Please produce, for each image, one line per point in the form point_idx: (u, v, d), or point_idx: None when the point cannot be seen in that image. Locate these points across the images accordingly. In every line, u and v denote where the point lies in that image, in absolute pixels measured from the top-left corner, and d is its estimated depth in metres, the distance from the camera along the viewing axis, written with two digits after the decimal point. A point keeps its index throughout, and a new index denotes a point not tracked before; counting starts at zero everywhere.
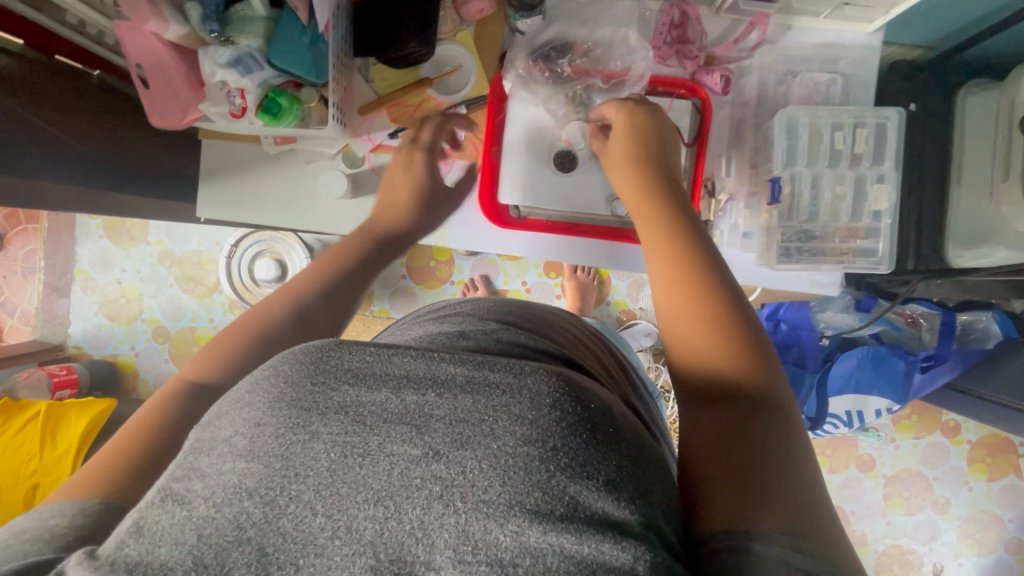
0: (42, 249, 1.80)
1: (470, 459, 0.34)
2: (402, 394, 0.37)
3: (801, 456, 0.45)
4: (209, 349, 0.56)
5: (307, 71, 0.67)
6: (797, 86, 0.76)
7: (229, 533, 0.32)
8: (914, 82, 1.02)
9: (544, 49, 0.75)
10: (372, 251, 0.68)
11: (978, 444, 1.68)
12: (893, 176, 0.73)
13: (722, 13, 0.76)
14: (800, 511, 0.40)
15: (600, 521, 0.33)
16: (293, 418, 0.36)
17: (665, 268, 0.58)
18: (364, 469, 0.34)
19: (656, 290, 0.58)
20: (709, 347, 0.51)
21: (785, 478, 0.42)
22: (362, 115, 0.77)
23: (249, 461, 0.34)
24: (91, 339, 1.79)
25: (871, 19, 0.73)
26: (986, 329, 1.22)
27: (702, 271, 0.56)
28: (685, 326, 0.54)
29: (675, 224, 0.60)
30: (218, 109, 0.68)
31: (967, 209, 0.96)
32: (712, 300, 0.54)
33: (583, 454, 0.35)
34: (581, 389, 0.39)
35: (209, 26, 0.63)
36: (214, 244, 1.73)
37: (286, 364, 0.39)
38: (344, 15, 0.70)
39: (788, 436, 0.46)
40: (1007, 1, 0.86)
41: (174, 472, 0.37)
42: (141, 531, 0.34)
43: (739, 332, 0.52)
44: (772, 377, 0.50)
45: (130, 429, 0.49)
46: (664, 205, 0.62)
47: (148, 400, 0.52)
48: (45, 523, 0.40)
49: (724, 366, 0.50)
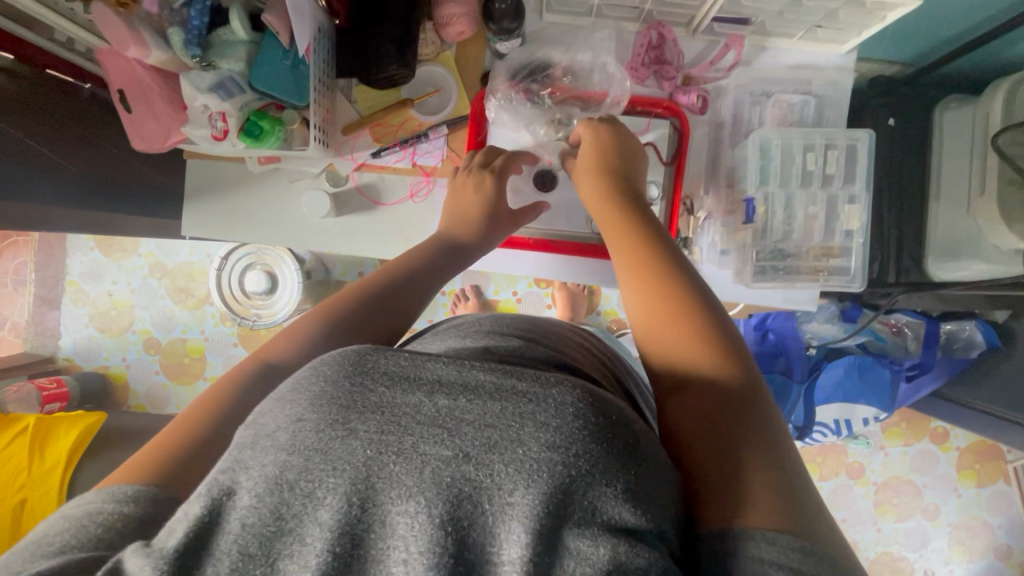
0: (32, 261, 1.80)
1: (498, 463, 0.35)
2: (434, 398, 0.37)
3: (790, 458, 0.45)
4: (285, 333, 0.59)
5: (289, 93, 0.68)
6: (771, 107, 0.77)
7: (271, 524, 0.34)
8: (895, 95, 1.01)
9: (524, 72, 0.77)
10: (434, 260, 0.68)
11: (966, 451, 1.69)
12: (863, 197, 0.75)
13: (699, 35, 0.77)
14: (790, 509, 0.41)
15: (616, 527, 0.35)
16: (332, 415, 0.36)
17: (637, 279, 0.59)
18: (398, 466, 0.34)
19: (629, 302, 0.59)
20: (679, 352, 0.52)
21: (776, 477, 0.43)
22: (345, 135, 0.78)
23: (289, 454, 0.35)
24: (83, 351, 1.79)
25: (842, 42, 0.74)
26: (969, 338, 1.23)
27: (670, 278, 0.57)
28: (657, 334, 0.55)
29: (649, 236, 0.61)
30: (200, 132, 0.69)
31: (946, 223, 0.97)
32: (682, 305, 0.55)
33: (604, 462, 0.36)
34: (604, 399, 0.39)
35: (190, 50, 0.65)
36: (205, 255, 1.73)
37: (325, 364, 0.39)
38: (325, 41, 0.70)
39: (772, 438, 0.46)
40: (979, 21, 0.88)
41: (221, 465, 0.37)
42: (191, 521, 0.35)
43: (711, 335, 0.52)
44: (751, 380, 0.50)
45: (200, 405, 0.51)
46: (637, 217, 0.64)
47: (226, 375, 0.54)
48: (117, 509, 0.41)
49: (697, 370, 0.50)
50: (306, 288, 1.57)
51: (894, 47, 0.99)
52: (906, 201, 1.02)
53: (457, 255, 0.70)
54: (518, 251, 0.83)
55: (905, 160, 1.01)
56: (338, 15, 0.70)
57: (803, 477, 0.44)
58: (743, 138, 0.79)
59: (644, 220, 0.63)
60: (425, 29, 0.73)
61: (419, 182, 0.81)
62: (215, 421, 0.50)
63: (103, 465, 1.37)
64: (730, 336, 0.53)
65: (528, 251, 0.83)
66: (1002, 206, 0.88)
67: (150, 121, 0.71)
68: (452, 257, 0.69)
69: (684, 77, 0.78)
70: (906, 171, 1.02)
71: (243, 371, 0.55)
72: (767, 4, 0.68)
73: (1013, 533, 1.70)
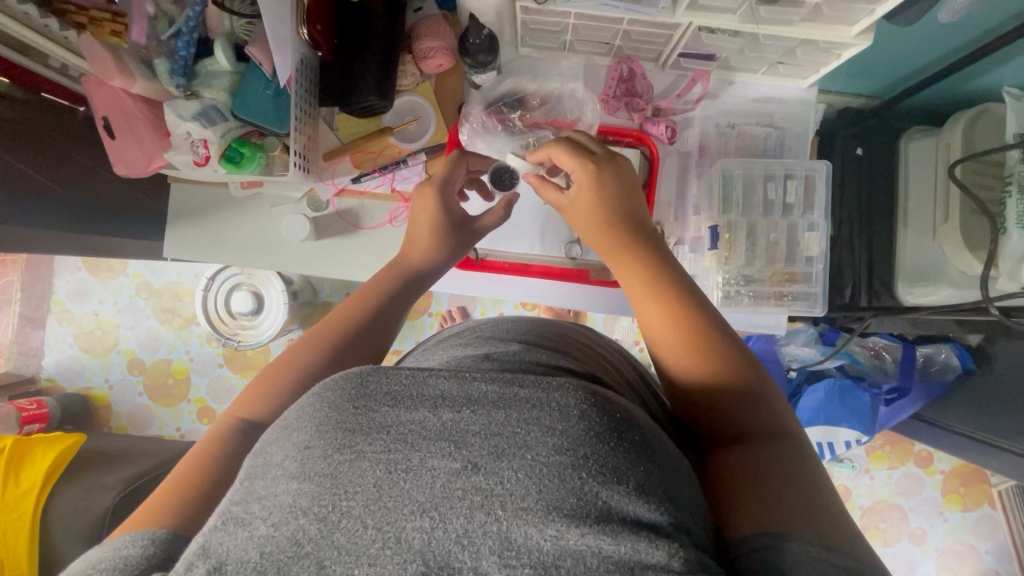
0: (19, 281, 1.79)
1: (508, 471, 0.36)
2: (438, 412, 0.39)
3: (815, 465, 0.48)
4: (258, 385, 0.60)
5: (270, 122, 0.71)
6: (735, 139, 0.81)
7: (288, 549, 0.34)
8: (863, 126, 1.05)
9: (498, 103, 0.80)
10: (399, 289, 0.70)
11: (951, 474, 1.69)
12: (823, 224, 0.78)
13: (667, 69, 0.80)
14: (825, 518, 0.42)
15: (634, 523, 0.35)
16: (340, 439, 0.38)
17: (648, 301, 0.62)
18: (408, 483, 0.36)
19: (642, 320, 0.62)
20: (693, 376, 0.56)
21: (807, 490, 0.45)
22: (326, 161, 0.80)
23: (301, 481, 0.36)
24: (66, 372, 1.78)
25: (804, 77, 0.78)
26: (946, 361, 1.24)
27: (684, 299, 0.60)
28: (672, 355, 0.58)
29: (653, 260, 0.64)
30: (183, 157, 0.71)
31: (913, 249, 0.99)
32: (699, 328, 0.58)
33: (612, 460, 0.37)
34: (607, 398, 0.40)
35: (175, 79, 0.68)
36: (193, 275, 1.74)
37: (328, 390, 0.41)
38: (307, 71, 0.73)
39: (797, 449, 0.49)
40: (934, 58, 0.92)
41: (234, 497, 0.38)
42: (207, 552, 0.35)
43: (726, 361, 0.56)
44: (769, 400, 0.54)
45: (186, 468, 0.53)
46: (637, 241, 0.65)
47: (203, 436, 0.56)
48: (119, 553, 0.42)
49: (715, 395, 0.54)
50: (292, 309, 1.57)
51: (857, 81, 1.03)
52: (876, 227, 1.05)
53: (420, 281, 0.72)
54: (495, 275, 0.85)
55: (872, 189, 1.05)
56: (320, 47, 0.72)
57: (824, 476, 0.48)
58: (708, 167, 0.82)
59: (644, 243, 0.65)
60: (405, 61, 0.76)
61: (398, 207, 0.83)
62: (207, 477, 0.52)
63: (75, 488, 1.33)
64: (743, 354, 0.57)
65: (505, 275, 0.85)
66: (964, 233, 0.90)
67: (133, 147, 0.73)
68: (415, 284, 0.71)
69: (653, 109, 0.81)
70: (874, 199, 1.05)
71: (219, 432, 0.56)
72: (728, 42, 0.71)
73: (1000, 559, 1.69)
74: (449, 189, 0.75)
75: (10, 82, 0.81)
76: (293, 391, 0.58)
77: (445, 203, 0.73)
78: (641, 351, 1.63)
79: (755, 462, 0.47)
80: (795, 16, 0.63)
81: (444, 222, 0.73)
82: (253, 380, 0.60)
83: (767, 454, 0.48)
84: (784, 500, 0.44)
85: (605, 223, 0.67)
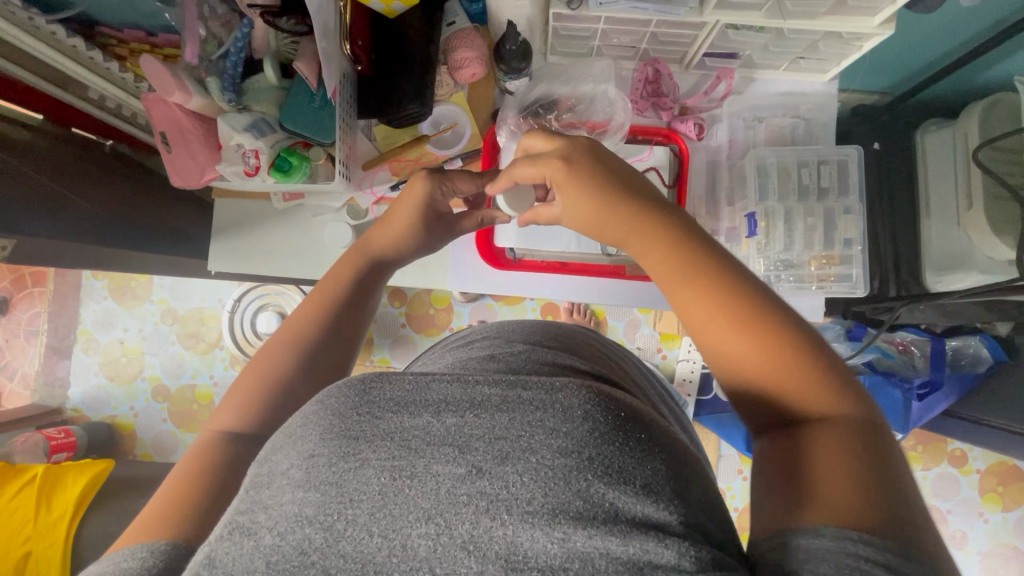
0: (46, 312, 1.82)
1: (513, 475, 0.35)
2: (442, 417, 0.37)
3: (886, 439, 0.43)
4: (239, 390, 0.56)
5: (316, 131, 0.75)
6: (764, 130, 0.84)
7: (294, 559, 0.33)
8: (877, 122, 1.08)
9: (533, 107, 0.82)
10: (365, 271, 0.69)
11: (987, 473, 1.65)
12: (858, 207, 0.80)
13: (691, 69, 0.84)
14: (883, 504, 0.37)
15: (642, 523, 0.34)
16: (343, 447, 0.36)
17: (688, 292, 0.51)
18: (414, 490, 0.34)
19: (681, 313, 0.52)
20: (760, 379, 0.47)
21: (870, 472, 0.39)
22: (366, 170, 0.84)
23: (306, 490, 0.35)
24: (91, 401, 1.79)
25: (826, 70, 0.81)
26: (976, 354, 1.24)
27: (735, 283, 0.50)
28: (732, 355, 0.48)
29: (679, 239, 0.53)
30: (234, 168, 0.75)
31: (938, 238, 1.01)
32: (762, 318, 0.47)
33: (618, 459, 0.35)
34: (613, 396, 0.39)
35: (226, 95, 0.73)
36: (216, 300, 1.75)
37: (330, 397, 0.39)
38: (349, 86, 0.76)
39: (874, 429, 0.43)
40: (945, 53, 0.95)
41: (239, 505, 0.37)
42: (213, 563, 0.34)
43: (800, 356, 0.46)
44: (851, 387, 0.45)
45: (178, 482, 0.48)
46: (649, 218, 0.55)
47: (185, 453, 0.51)
48: (118, 566, 0.39)
49: (789, 396, 0.45)
50: None
51: (871, 78, 1.05)
52: (899, 217, 1.07)
53: (384, 263, 0.71)
54: (531, 273, 0.90)
55: (891, 181, 1.08)
56: (360, 62, 0.74)
57: (895, 450, 0.42)
58: (739, 158, 0.85)
59: (656, 210, 0.56)
60: (440, 73, 0.80)
61: None
62: (210, 484, 0.48)
63: (106, 517, 1.33)
64: (815, 338, 0.47)
65: (541, 272, 0.89)
66: (990, 218, 0.91)
67: (186, 159, 0.76)
68: (380, 267, 0.70)
69: (680, 107, 0.84)
70: (894, 191, 1.07)
71: (197, 446, 0.52)
72: (754, 38, 0.74)
73: None
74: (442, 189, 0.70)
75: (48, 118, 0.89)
76: (288, 378, 0.56)
77: (433, 197, 0.69)
78: (664, 358, 1.63)
79: (811, 451, 0.42)
80: (819, 9, 0.66)
81: (425, 216, 0.71)
82: (232, 387, 0.57)
83: (832, 439, 0.42)
84: (829, 492, 0.39)
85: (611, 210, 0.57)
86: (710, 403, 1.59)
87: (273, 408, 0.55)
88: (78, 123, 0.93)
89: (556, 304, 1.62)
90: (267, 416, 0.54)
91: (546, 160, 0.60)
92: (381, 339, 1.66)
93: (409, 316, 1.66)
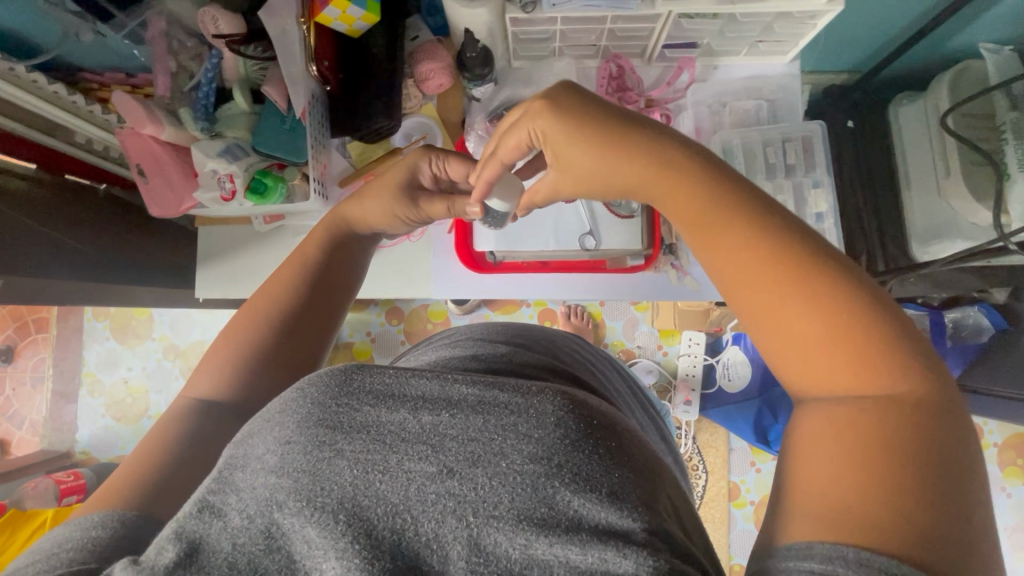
0: (51, 358, 1.84)
1: (482, 476, 0.34)
2: (418, 414, 0.37)
3: (959, 423, 0.35)
4: (210, 359, 0.57)
5: (289, 152, 0.77)
6: (728, 115, 0.86)
7: (260, 542, 0.33)
8: (849, 101, 1.09)
9: (498, 111, 0.85)
10: (322, 236, 0.68)
11: (1005, 447, 1.56)
12: (827, 181, 0.82)
13: (654, 62, 0.86)
14: (921, 510, 0.31)
15: (605, 532, 0.33)
16: (319, 436, 0.36)
17: (722, 249, 0.43)
18: (384, 484, 0.34)
19: (716, 275, 0.44)
20: (817, 354, 0.38)
21: (915, 475, 0.32)
22: (342, 187, 0.86)
23: (278, 476, 0.35)
24: (99, 443, 1.80)
25: (785, 52, 0.82)
26: (976, 323, 1.25)
27: (782, 231, 0.41)
28: (783, 319, 0.39)
29: (718, 181, 0.45)
30: (210, 194, 0.77)
31: (921, 208, 1.01)
32: (816, 270, 0.39)
33: (588, 468, 0.35)
34: (587, 403, 0.39)
35: (199, 123, 0.76)
36: (216, 332, 1.77)
37: (311, 386, 0.39)
38: (319, 105, 0.79)
39: (941, 408, 0.35)
40: (904, 29, 0.96)
41: (210, 484, 0.37)
42: (181, 537, 0.35)
43: (862, 318, 0.37)
44: (924, 358, 0.37)
45: (142, 452, 0.49)
46: (680, 159, 0.47)
47: (155, 425, 0.52)
48: (89, 534, 0.40)
49: (846, 375, 0.37)
50: None
51: (837, 58, 1.07)
52: (880, 192, 1.07)
53: (356, 237, 0.70)
54: (514, 273, 0.92)
55: (868, 156, 1.08)
56: (329, 82, 0.77)
57: (967, 439, 0.34)
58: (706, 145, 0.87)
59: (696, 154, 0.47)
60: (407, 86, 0.82)
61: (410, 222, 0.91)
62: (178, 456, 0.49)
63: None
64: (883, 297, 0.39)
65: (524, 273, 0.92)
66: (968, 184, 0.91)
67: (164, 189, 0.79)
68: (347, 239, 0.69)
69: (646, 100, 0.86)
70: (873, 166, 1.08)
71: (169, 415, 0.53)
72: (708, 25, 0.75)
73: None
74: (430, 163, 0.70)
75: (41, 167, 0.88)
76: (262, 341, 0.57)
77: (413, 165, 0.69)
78: (665, 355, 1.62)
79: (829, 437, 0.35)
80: None
81: (401, 184, 0.68)
82: (206, 354, 0.58)
83: (856, 423, 0.35)
84: (840, 490, 0.33)
85: (631, 152, 0.48)
86: (713, 397, 1.59)
87: (233, 375, 0.55)
88: (71, 168, 0.93)
89: (552, 309, 1.62)
90: (229, 387, 0.54)
91: (526, 113, 0.53)
92: (381, 358, 1.66)
93: (408, 332, 1.67)
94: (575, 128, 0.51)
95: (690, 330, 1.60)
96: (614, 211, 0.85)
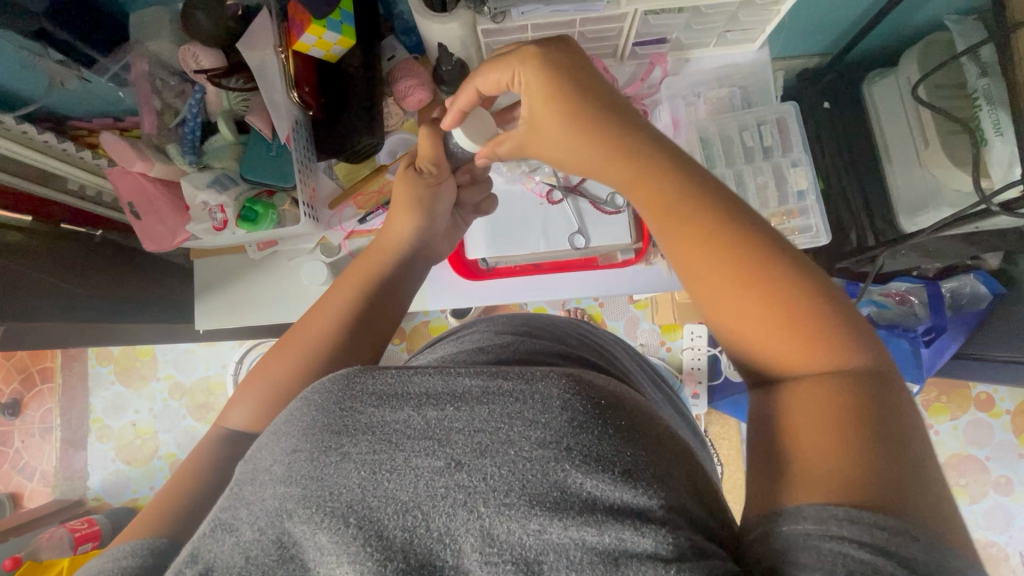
0: (58, 408, 1.83)
1: (491, 467, 0.34)
2: (423, 411, 0.37)
3: (895, 386, 0.39)
4: (251, 384, 0.57)
5: (277, 177, 0.79)
6: (704, 104, 0.90)
7: (273, 552, 0.34)
8: (822, 83, 1.11)
9: None
10: (391, 260, 0.68)
11: (1019, 413, 1.51)
12: (805, 159, 0.86)
13: (626, 61, 0.87)
14: (890, 467, 0.34)
15: (620, 510, 0.33)
16: (325, 442, 0.36)
17: (686, 237, 0.46)
18: (393, 483, 0.34)
19: (675, 259, 0.47)
20: (770, 341, 0.42)
21: (877, 442, 0.36)
22: (332, 209, 0.89)
23: (288, 485, 0.35)
24: (112, 487, 1.80)
25: (753, 40, 0.86)
26: (973, 291, 1.23)
27: (736, 223, 0.44)
28: (729, 307, 0.43)
29: (679, 172, 0.47)
30: (202, 226, 0.79)
31: (904, 181, 1.02)
32: (762, 260, 0.43)
33: (598, 447, 0.35)
34: (594, 384, 0.38)
35: (187, 158, 0.78)
36: (220, 366, 1.77)
37: (316, 393, 0.39)
38: (303, 130, 0.81)
39: (881, 379, 0.39)
40: (868, 9, 0.98)
41: (223, 503, 0.38)
42: (196, 558, 0.35)
43: (801, 308, 0.41)
44: (864, 336, 0.41)
45: (172, 484, 0.51)
46: (644, 151, 0.49)
47: (188, 456, 0.54)
48: (118, 563, 0.41)
49: (797, 356, 0.41)
50: None
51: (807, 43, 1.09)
52: (862, 169, 1.09)
53: (407, 259, 0.70)
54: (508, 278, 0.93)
55: (846, 135, 1.10)
56: (311, 107, 0.79)
57: (906, 401, 0.39)
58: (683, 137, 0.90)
59: (658, 143, 0.49)
60: (388, 103, 0.84)
61: None
62: (200, 488, 0.51)
63: None
64: (826, 284, 0.43)
65: (518, 276, 0.93)
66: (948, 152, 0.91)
67: (156, 225, 0.81)
68: (403, 263, 0.69)
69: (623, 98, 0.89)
70: (853, 144, 1.10)
71: (203, 443, 0.56)
72: (674, 19, 0.76)
73: None
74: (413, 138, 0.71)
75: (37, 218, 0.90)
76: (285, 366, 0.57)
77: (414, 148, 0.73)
78: (669, 350, 1.62)
79: (825, 414, 0.37)
80: None
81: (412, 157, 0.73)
82: (243, 385, 0.57)
83: (825, 395, 0.38)
84: (828, 455, 0.35)
85: (594, 144, 0.51)
86: (721, 387, 1.59)
87: (251, 411, 0.56)
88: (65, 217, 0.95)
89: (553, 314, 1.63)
90: (246, 419, 0.56)
91: (515, 54, 0.53)
92: None
93: (411, 349, 1.67)
94: (553, 87, 0.51)
95: (692, 324, 1.60)
96: (600, 208, 0.89)
